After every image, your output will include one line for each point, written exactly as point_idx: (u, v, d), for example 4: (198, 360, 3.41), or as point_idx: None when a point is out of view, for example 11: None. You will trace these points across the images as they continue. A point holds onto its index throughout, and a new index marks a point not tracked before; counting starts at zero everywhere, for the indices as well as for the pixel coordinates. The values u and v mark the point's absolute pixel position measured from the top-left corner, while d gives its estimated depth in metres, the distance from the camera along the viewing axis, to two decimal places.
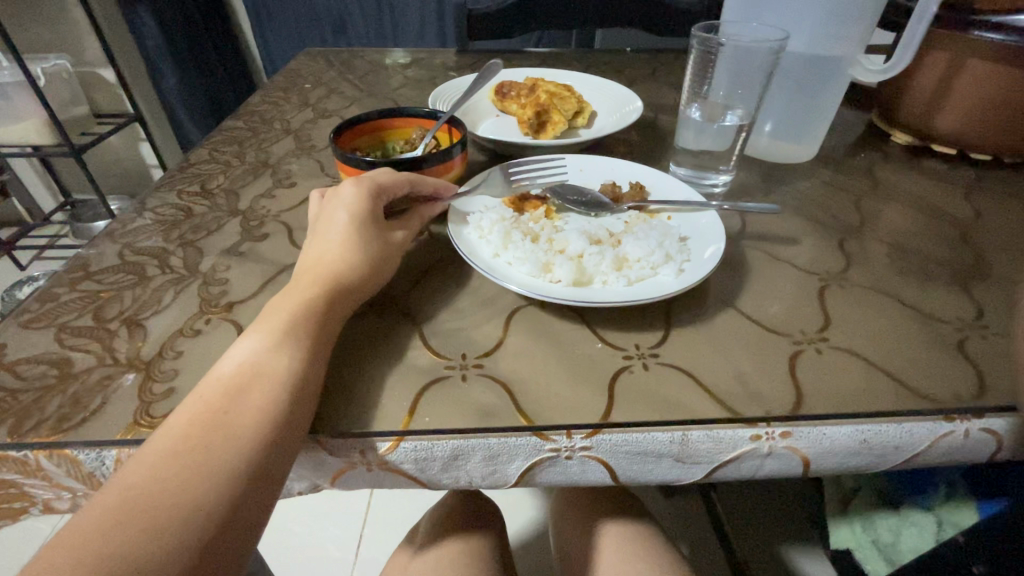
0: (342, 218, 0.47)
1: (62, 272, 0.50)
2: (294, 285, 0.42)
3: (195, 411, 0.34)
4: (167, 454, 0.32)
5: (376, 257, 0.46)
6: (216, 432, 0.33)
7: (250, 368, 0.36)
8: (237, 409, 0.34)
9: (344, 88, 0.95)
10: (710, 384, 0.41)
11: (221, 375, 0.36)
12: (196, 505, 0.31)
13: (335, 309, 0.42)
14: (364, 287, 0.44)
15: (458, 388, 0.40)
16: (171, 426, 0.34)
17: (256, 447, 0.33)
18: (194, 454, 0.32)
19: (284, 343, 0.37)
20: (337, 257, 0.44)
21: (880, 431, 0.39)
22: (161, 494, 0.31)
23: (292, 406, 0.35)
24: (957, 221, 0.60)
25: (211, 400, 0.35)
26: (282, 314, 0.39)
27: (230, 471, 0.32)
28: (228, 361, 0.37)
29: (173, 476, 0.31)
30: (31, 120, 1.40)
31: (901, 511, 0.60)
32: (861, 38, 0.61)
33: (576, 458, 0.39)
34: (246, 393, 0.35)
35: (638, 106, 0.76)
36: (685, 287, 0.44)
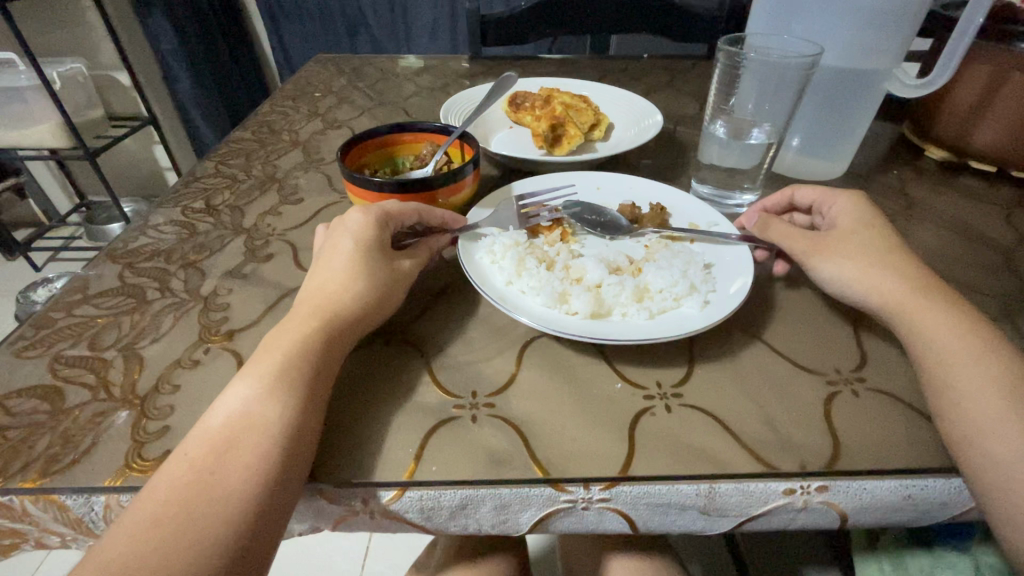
0: (347, 245, 0.45)
1: (60, 295, 0.49)
2: (291, 322, 0.40)
3: (182, 469, 0.32)
4: (148, 524, 0.30)
5: (384, 285, 0.44)
6: (203, 493, 0.31)
7: (240, 421, 0.34)
8: (224, 468, 0.32)
9: (354, 97, 0.93)
10: (738, 430, 0.38)
11: (210, 428, 0.34)
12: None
13: (337, 342, 0.40)
14: (369, 317, 0.42)
15: (467, 431, 0.37)
16: (156, 485, 0.32)
17: (247, 511, 0.31)
18: (178, 522, 0.30)
19: (280, 387, 0.35)
20: (341, 287, 0.42)
21: (926, 487, 0.35)
22: (142, 569, 0.29)
23: (282, 462, 0.33)
24: (1000, 245, 0.57)
25: (200, 456, 0.33)
26: (280, 352, 0.37)
27: (217, 538, 0.30)
28: (217, 413, 0.35)
29: (157, 544, 0.30)
30: (47, 123, 1.40)
31: (935, 550, 0.55)
32: (899, 50, 0.57)
33: (593, 509, 0.36)
34: (235, 448, 0.33)
35: (657, 120, 0.73)
36: (710, 324, 0.41)
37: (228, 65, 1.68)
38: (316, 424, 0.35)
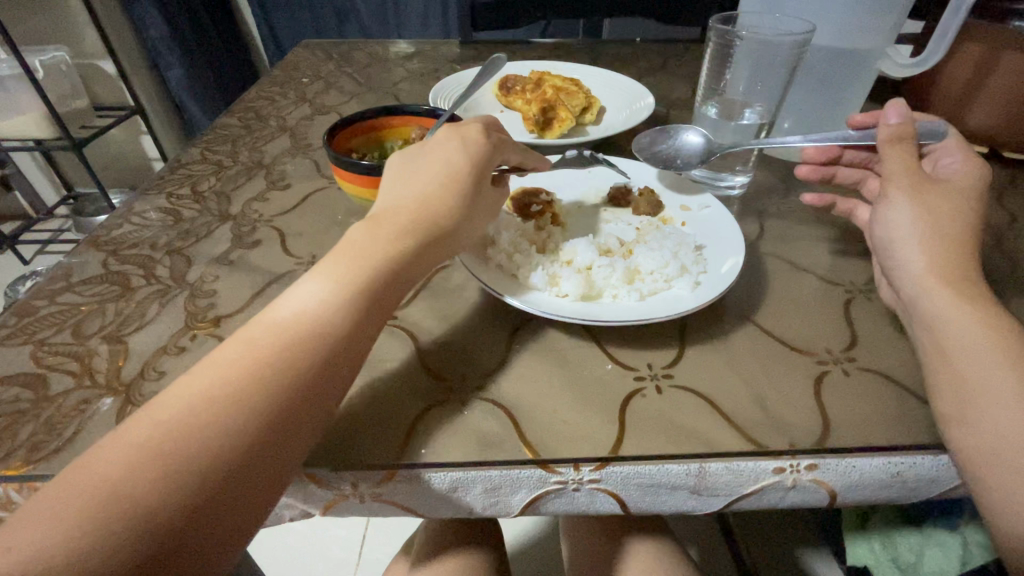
0: (458, 164, 0.42)
1: (43, 283, 0.48)
2: (372, 230, 0.38)
3: (227, 362, 0.31)
4: (201, 393, 0.29)
5: (469, 217, 0.42)
6: (240, 391, 0.30)
7: (293, 328, 0.32)
8: (266, 370, 0.31)
9: (343, 82, 0.91)
10: (729, 411, 0.37)
11: (263, 328, 0.33)
12: (216, 451, 0.28)
13: (412, 265, 0.38)
14: (450, 249, 0.41)
15: (457, 415, 0.37)
16: (199, 375, 0.30)
17: (277, 422, 0.30)
18: (226, 398, 0.29)
19: (349, 301, 0.34)
20: (437, 203, 0.40)
21: (915, 464, 0.35)
22: (181, 435, 0.28)
23: (325, 380, 0.32)
24: (992, 227, 0.56)
25: (245, 355, 0.31)
26: (356, 262, 0.36)
27: (243, 444, 0.28)
28: (273, 314, 0.33)
29: (194, 422, 0.28)
30: (30, 113, 1.37)
31: (923, 527, 0.56)
32: (890, 31, 0.57)
33: (584, 490, 0.36)
34: (284, 351, 0.31)
35: (649, 102, 0.72)
36: (701, 305, 0.41)
37: (217, 51, 1.65)
38: (364, 352, 0.34)
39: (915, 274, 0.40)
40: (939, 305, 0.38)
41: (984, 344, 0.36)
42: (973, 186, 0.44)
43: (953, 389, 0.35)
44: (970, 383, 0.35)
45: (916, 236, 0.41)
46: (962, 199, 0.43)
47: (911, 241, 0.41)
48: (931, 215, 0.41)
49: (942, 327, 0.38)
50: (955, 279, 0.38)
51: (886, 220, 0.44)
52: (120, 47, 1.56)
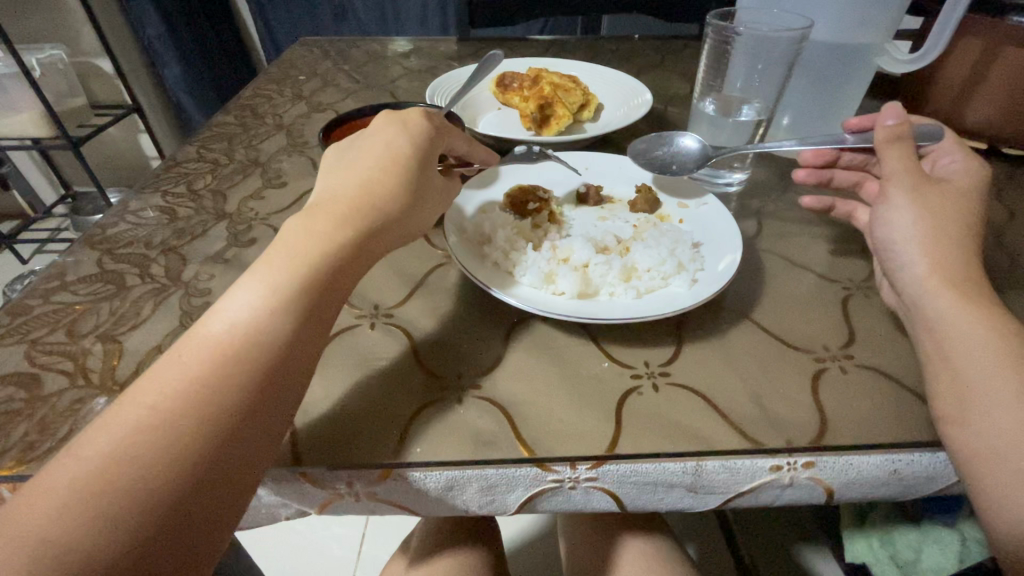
0: (396, 152, 0.41)
1: (37, 282, 0.48)
2: (315, 214, 0.36)
3: (169, 375, 0.30)
4: (174, 380, 0.29)
5: (416, 204, 0.40)
6: (190, 404, 0.29)
7: (236, 333, 0.31)
8: (214, 380, 0.29)
9: (340, 80, 0.91)
10: (726, 408, 0.37)
11: (203, 335, 0.31)
12: (197, 433, 0.28)
13: (359, 255, 0.36)
14: (405, 227, 0.40)
15: (454, 414, 0.37)
16: (143, 390, 0.29)
17: (232, 431, 0.29)
18: (201, 383, 0.29)
19: (300, 276, 0.33)
20: (382, 190, 0.38)
21: (912, 461, 0.35)
22: (160, 422, 0.28)
23: (278, 385, 0.31)
24: (991, 223, 0.56)
25: (190, 365, 0.30)
26: (296, 254, 0.34)
27: (215, 435, 0.28)
28: (211, 319, 0.32)
29: (172, 409, 0.28)
30: (27, 111, 1.36)
31: (922, 524, 0.55)
32: (890, 26, 0.57)
33: (580, 488, 0.36)
34: (230, 358, 0.30)
35: (647, 99, 0.72)
36: (698, 302, 0.41)
37: (214, 50, 1.65)
38: (315, 347, 0.33)
39: (912, 271, 0.40)
40: (937, 301, 0.38)
41: (982, 340, 0.35)
42: (971, 182, 0.44)
43: (951, 386, 0.35)
44: (967, 379, 0.35)
45: (913, 233, 0.41)
46: (959, 195, 0.42)
47: (908, 237, 0.41)
48: (928, 212, 0.41)
49: (939, 325, 0.37)
50: (952, 275, 0.38)
51: (883, 216, 0.44)
52: (117, 46, 1.56)
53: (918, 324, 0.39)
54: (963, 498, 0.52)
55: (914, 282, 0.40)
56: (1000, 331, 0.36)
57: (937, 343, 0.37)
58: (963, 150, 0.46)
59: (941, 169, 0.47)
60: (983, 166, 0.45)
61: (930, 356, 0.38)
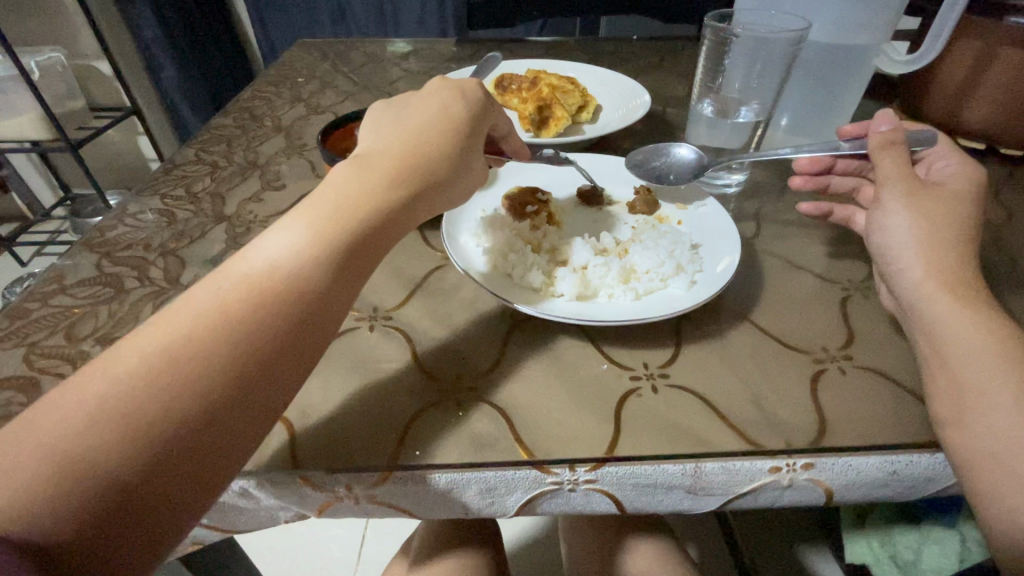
0: (439, 118, 0.41)
1: (35, 285, 0.48)
2: (360, 167, 0.37)
3: (197, 308, 0.30)
4: (210, 307, 0.29)
5: (457, 169, 0.40)
6: (211, 335, 0.28)
7: (266, 276, 0.31)
8: (237, 319, 0.29)
9: (339, 81, 0.91)
10: (724, 409, 0.37)
11: (235, 274, 0.31)
12: (224, 360, 0.28)
13: (397, 214, 0.36)
14: (443, 194, 0.40)
15: (453, 417, 0.37)
16: (165, 321, 0.29)
17: (248, 369, 0.28)
18: (234, 313, 0.29)
19: (343, 224, 0.33)
20: (419, 151, 0.39)
21: (912, 462, 0.35)
22: (190, 344, 0.28)
23: (301, 331, 0.31)
24: (988, 223, 0.56)
25: (215, 301, 0.30)
26: (335, 206, 0.34)
27: (242, 365, 0.28)
28: (244, 262, 0.32)
29: (204, 333, 0.28)
30: (26, 114, 1.36)
31: (923, 525, 0.55)
32: (887, 27, 0.57)
33: (580, 490, 0.36)
34: (256, 299, 0.30)
35: (645, 100, 0.72)
36: (697, 303, 0.41)
37: (212, 52, 1.65)
38: (348, 301, 0.33)
39: (907, 273, 0.40)
40: (932, 303, 0.38)
41: (975, 342, 0.36)
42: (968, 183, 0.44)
43: (949, 390, 0.35)
44: (963, 380, 0.35)
45: (908, 236, 0.41)
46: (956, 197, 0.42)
47: (903, 240, 0.41)
48: (926, 212, 0.41)
49: (937, 328, 0.37)
50: (949, 276, 0.38)
51: (879, 219, 0.44)
52: (116, 48, 1.56)
53: (914, 327, 0.39)
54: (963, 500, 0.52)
55: (911, 283, 0.40)
56: (995, 332, 0.36)
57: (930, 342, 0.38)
58: (956, 154, 0.47)
59: (937, 172, 0.47)
60: (979, 168, 0.45)
61: (927, 357, 0.38)
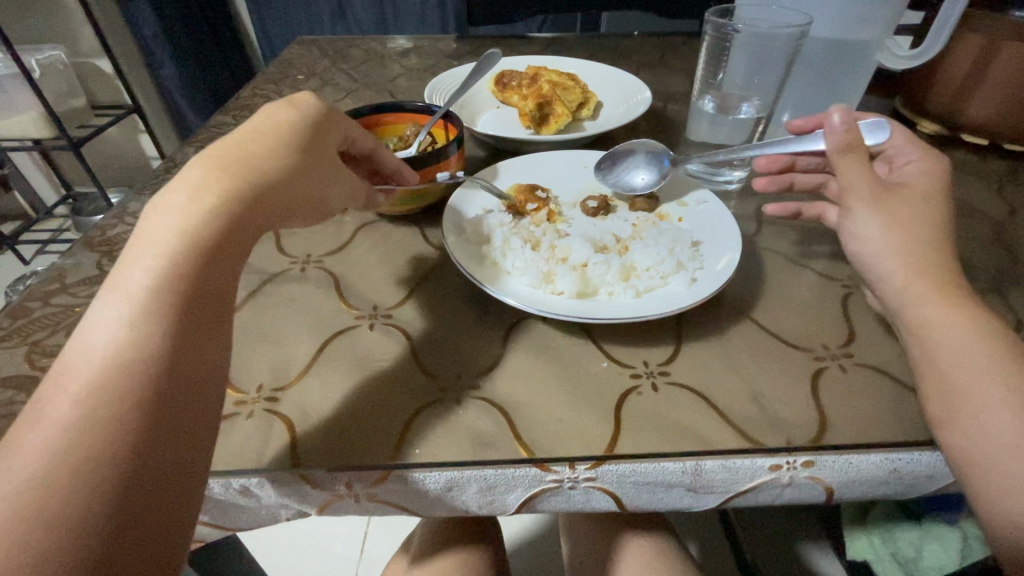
0: (286, 113, 0.36)
1: (36, 284, 0.48)
2: (211, 167, 0.33)
3: (89, 360, 0.27)
4: (99, 352, 0.27)
5: (324, 161, 0.38)
6: (123, 371, 0.27)
7: (135, 329, 0.28)
8: (127, 376, 0.27)
9: (339, 79, 0.91)
10: (725, 408, 0.37)
11: (93, 345, 0.27)
12: (141, 385, 0.27)
13: (260, 208, 0.33)
14: (317, 175, 0.37)
15: (453, 416, 0.37)
16: (35, 423, 0.26)
17: (170, 392, 0.28)
18: (129, 343, 0.28)
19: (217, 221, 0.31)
20: (261, 148, 0.34)
21: (912, 460, 0.35)
22: (97, 389, 0.26)
23: (194, 352, 0.29)
24: (990, 219, 0.56)
25: (88, 374, 0.27)
26: (187, 219, 0.31)
27: (160, 380, 0.28)
28: (97, 326, 0.28)
29: (107, 373, 0.27)
30: (27, 113, 1.36)
31: (923, 522, 0.55)
32: (890, 21, 0.56)
33: (579, 488, 0.36)
34: (147, 334, 0.28)
35: (646, 97, 0.71)
36: (697, 301, 0.41)
37: (212, 49, 1.64)
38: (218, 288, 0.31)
39: (887, 279, 0.39)
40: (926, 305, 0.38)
41: (966, 343, 0.35)
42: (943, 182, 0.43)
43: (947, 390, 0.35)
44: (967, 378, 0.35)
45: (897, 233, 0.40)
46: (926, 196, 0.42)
47: (879, 247, 0.40)
48: (912, 211, 0.41)
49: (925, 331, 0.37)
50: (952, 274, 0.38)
51: (852, 228, 0.42)
52: (116, 46, 1.55)
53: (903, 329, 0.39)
54: (964, 499, 0.52)
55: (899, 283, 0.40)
56: (990, 330, 0.35)
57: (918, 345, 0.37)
58: (918, 148, 0.46)
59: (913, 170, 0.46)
60: (946, 162, 0.45)
61: (917, 359, 0.37)
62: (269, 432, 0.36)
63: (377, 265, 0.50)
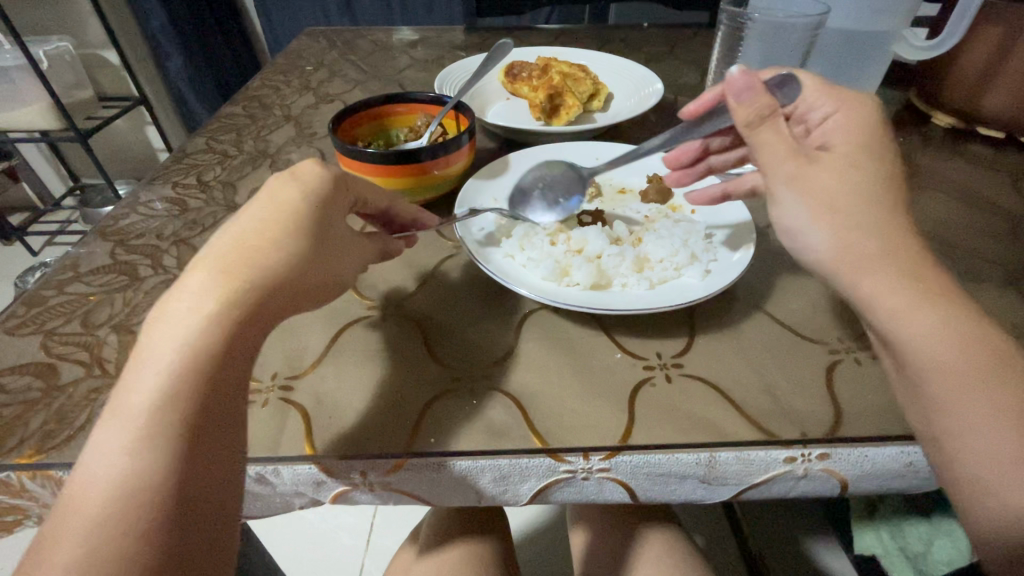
0: (291, 194, 0.36)
1: (51, 273, 0.48)
2: (218, 271, 0.33)
3: (109, 485, 0.28)
4: (117, 478, 0.28)
5: (318, 258, 0.36)
6: (134, 504, 0.27)
7: (129, 476, 0.28)
8: (133, 492, 0.28)
9: (347, 70, 0.90)
10: (739, 399, 0.37)
11: (116, 438, 0.29)
12: (154, 516, 0.27)
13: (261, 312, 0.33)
14: (318, 265, 0.36)
15: (467, 404, 0.37)
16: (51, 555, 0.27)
17: (185, 522, 0.28)
18: (146, 469, 0.28)
19: (224, 328, 0.31)
20: (272, 259, 0.33)
21: (928, 454, 0.35)
22: (121, 517, 0.27)
23: (203, 482, 0.29)
24: (1005, 213, 0.55)
25: (94, 509, 0.28)
26: (191, 332, 0.31)
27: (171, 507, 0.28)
28: (91, 457, 0.29)
29: (131, 502, 0.28)
30: (35, 104, 1.36)
31: (933, 518, 0.55)
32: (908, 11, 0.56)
33: (593, 479, 0.36)
34: (161, 461, 0.28)
35: (658, 88, 0.71)
36: (711, 293, 0.41)
37: (218, 40, 1.64)
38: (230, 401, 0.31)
39: None
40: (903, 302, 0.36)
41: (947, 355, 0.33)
42: (856, 143, 0.38)
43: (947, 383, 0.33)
44: None
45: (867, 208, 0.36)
46: (879, 166, 0.36)
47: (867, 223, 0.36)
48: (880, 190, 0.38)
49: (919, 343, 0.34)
50: None
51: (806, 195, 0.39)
52: (123, 38, 1.55)
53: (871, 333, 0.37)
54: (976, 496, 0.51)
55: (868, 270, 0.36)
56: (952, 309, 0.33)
57: (882, 340, 0.35)
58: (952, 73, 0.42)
59: None
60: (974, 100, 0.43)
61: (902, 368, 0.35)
62: (283, 421, 0.36)
63: None
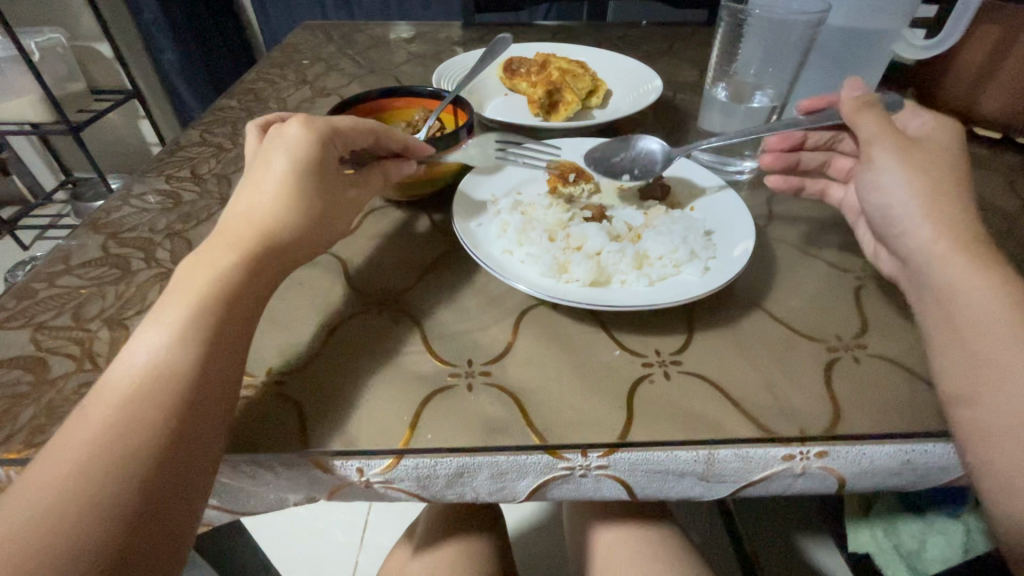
0: (284, 163, 0.40)
1: (41, 265, 0.47)
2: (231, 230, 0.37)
3: (110, 408, 0.29)
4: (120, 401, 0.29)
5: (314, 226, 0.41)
6: (133, 422, 0.29)
7: (133, 395, 0.30)
8: (137, 410, 0.29)
9: (344, 64, 0.90)
10: (737, 396, 0.37)
11: (106, 400, 0.30)
12: (154, 434, 0.29)
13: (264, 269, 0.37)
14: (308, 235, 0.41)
15: (465, 401, 0.37)
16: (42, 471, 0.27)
17: (179, 444, 0.29)
18: (148, 396, 0.30)
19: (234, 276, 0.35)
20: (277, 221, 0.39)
21: (926, 451, 0.35)
22: (119, 433, 0.28)
23: (202, 408, 0.31)
24: (1002, 212, 0.55)
25: (96, 426, 0.29)
26: (203, 278, 0.34)
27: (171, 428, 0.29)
28: (99, 385, 0.30)
29: (130, 420, 0.29)
30: (27, 95, 1.35)
31: (927, 516, 0.55)
32: (907, 10, 0.56)
33: (591, 476, 0.36)
34: (168, 383, 0.30)
35: (657, 84, 0.70)
36: (710, 290, 0.40)
37: (212, 33, 1.62)
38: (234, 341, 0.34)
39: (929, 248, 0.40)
40: (947, 264, 0.39)
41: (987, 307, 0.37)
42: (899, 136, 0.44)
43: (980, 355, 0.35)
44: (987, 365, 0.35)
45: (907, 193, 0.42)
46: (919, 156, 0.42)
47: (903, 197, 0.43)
48: None
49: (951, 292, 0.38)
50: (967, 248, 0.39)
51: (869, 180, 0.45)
52: (116, 30, 1.54)
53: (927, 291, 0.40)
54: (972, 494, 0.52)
55: (919, 245, 0.41)
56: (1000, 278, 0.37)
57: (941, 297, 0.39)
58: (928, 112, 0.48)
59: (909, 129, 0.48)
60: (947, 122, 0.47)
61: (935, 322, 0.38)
62: (278, 417, 0.35)
63: (384, 251, 0.49)
